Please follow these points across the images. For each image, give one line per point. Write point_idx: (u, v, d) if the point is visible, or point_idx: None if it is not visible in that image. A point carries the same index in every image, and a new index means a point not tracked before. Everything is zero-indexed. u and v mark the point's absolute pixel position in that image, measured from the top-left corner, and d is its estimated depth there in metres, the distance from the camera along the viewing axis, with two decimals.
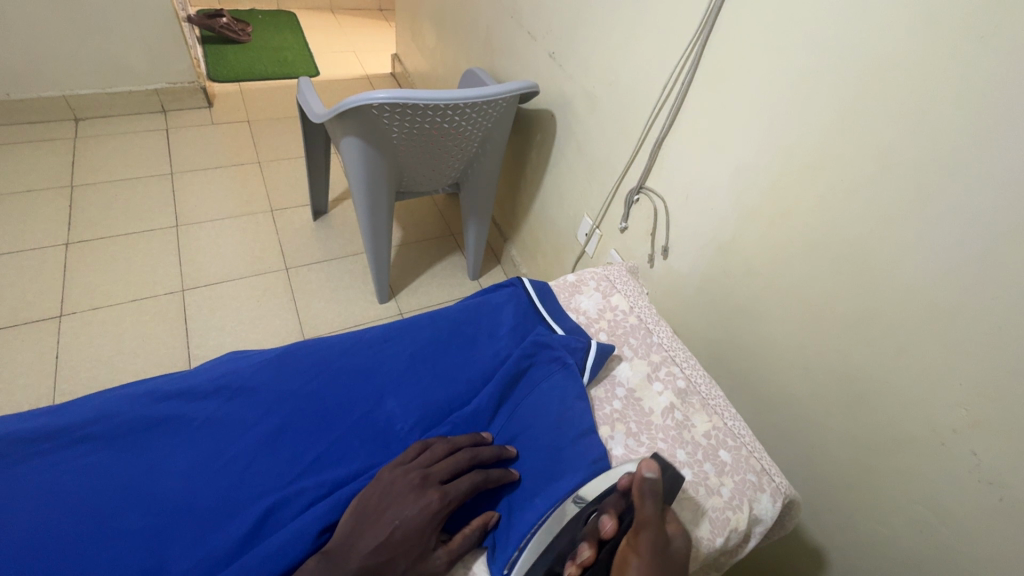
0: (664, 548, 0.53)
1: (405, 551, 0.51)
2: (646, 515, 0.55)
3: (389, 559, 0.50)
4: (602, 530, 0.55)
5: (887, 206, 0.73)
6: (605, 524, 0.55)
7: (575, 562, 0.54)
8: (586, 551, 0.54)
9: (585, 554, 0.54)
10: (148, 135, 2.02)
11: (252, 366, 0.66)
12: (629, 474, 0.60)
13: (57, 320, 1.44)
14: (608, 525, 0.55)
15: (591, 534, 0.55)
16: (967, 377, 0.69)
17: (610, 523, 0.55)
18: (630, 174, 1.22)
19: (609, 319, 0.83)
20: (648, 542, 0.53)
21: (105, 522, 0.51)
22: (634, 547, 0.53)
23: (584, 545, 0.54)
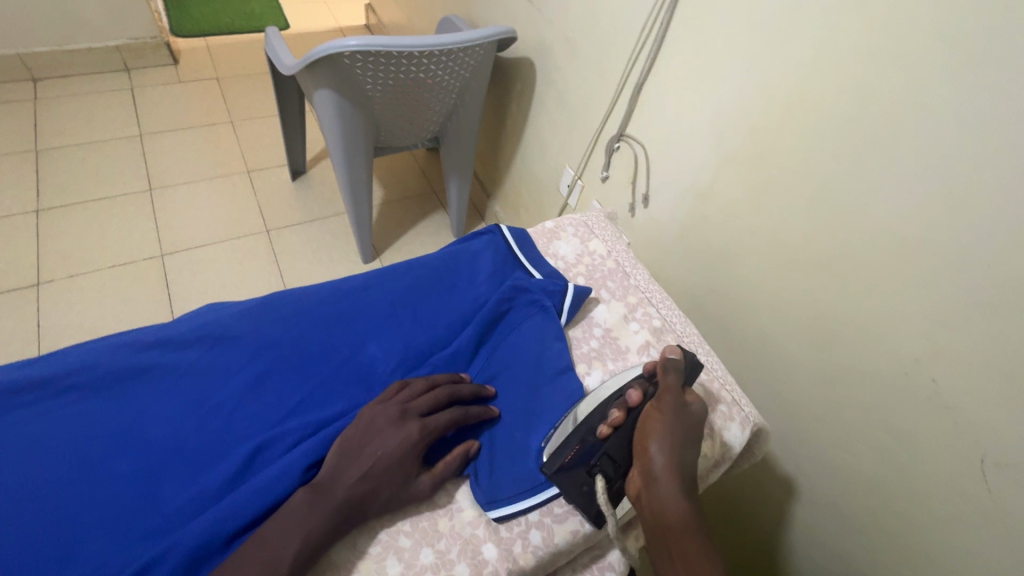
0: (683, 407, 0.60)
1: (388, 480, 0.54)
2: (670, 384, 0.62)
3: (372, 488, 0.53)
4: (630, 399, 0.60)
5: (862, 143, 0.74)
6: (632, 394, 0.61)
7: (606, 423, 0.59)
8: (617, 413, 0.59)
9: (614, 416, 0.59)
10: (113, 95, 1.93)
11: (230, 316, 0.66)
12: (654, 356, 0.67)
13: (35, 288, 1.42)
14: (635, 394, 0.60)
15: (621, 403, 0.61)
16: (931, 308, 0.71)
17: (637, 393, 0.61)
18: (611, 122, 1.20)
19: (587, 264, 0.84)
20: (672, 402, 0.60)
21: (95, 466, 0.52)
22: (659, 407, 0.60)
23: (615, 409, 0.60)
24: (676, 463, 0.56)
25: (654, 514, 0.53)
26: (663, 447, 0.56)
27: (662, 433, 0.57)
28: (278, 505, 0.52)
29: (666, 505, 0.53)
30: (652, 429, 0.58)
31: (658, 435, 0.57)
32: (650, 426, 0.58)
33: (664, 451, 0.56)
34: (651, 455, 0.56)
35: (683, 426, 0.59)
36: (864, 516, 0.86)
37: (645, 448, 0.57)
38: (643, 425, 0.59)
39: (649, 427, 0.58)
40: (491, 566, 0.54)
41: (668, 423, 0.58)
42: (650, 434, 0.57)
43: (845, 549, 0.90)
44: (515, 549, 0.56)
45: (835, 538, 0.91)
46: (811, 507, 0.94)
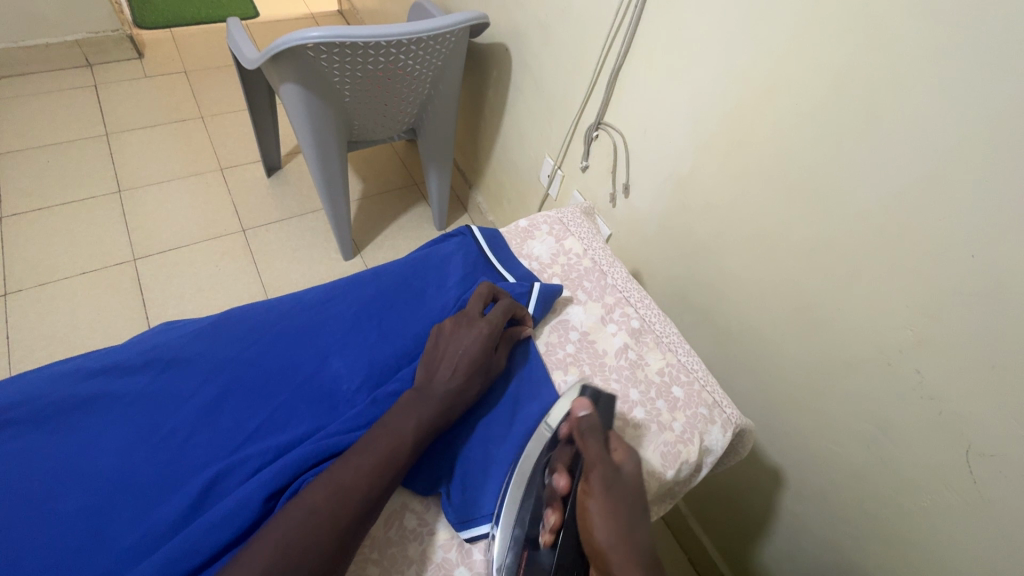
0: (613, 480, 0.55)
1: (475, 368, 0.62)
2: (592, 454, 0.57)
3: (466, 377, 0.61)
4: (558, 489, 0.56)
5: (841, 129, 0.71)
6: (558, 482, 0.56)
7: (545, 529, 0.54)
8: (551, 516, 0.54)
9: (552, 520, 0.54)
10: (75, 93, 1.85)
11: (186, 336, 0.64)
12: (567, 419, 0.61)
13: (2, 299, 1.37)
14: (561, 482, 0.56)
15: (552, 498, 0.56)
16: (914, 298, 0.69)
17: (563, 479, 0.56)
18: (589, 109, 1.16)
19: (563, 264, 0.82)
20: (600, 478, 0.55)
21: (36, 506, 0.49)
22: (590, 489, 0.54)
23: (548, 511, 0.54)
24: (628, 551, 0.50)
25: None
26: (610, 534, 0.51)
27: (604, 519, 0.52)
28: (236, 539, 0.49)
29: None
30: (593, 521, 0.52)
31: (600, 525, 0.52)
32: (590, 517, 0.52)
33: (611, 543, 0.50)
34: (602, 556, 0.50)
35: (620, 500, 0.54)
36: (852, 506, 0.85)
37: (595, 549, 0.51)
38: (583, 518, 0.53)
39: (588, 519, 0.53)
40: None
41: (605, 503, 0.53)
42: (593, 527, 0.52)
43: (834, 539, 0.90)
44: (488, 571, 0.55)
45: (823, 529, 0.91)
46: (799, 498, 0.93)
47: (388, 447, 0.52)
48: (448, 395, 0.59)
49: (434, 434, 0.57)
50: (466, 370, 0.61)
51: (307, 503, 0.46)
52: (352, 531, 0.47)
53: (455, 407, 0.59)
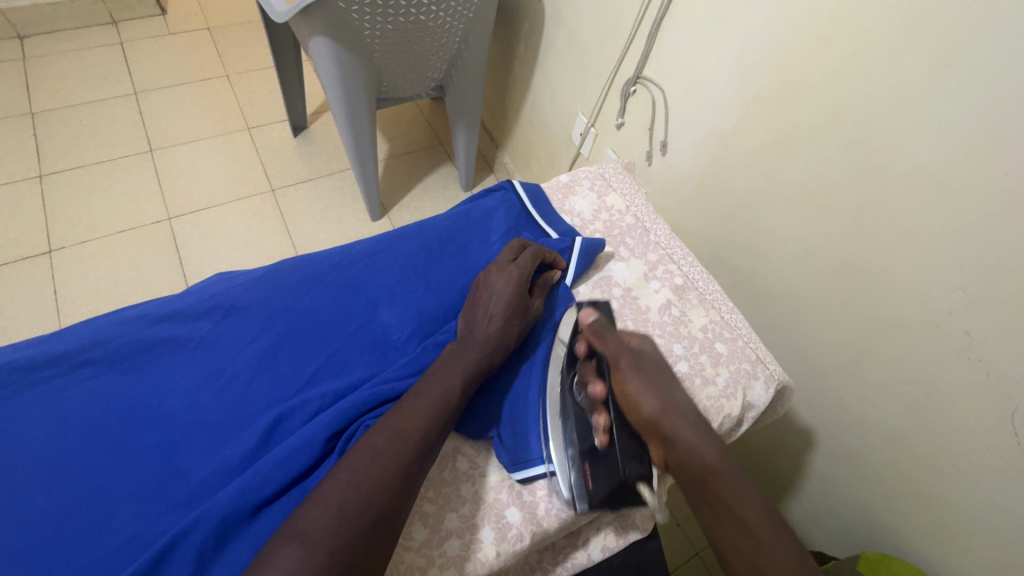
0: (639, 359, 0.62)
1: (513, 310, 0.62)
2: (613, 347, 0.62)
3: (504, 319, 0.61)
4: (596, 394, 0.60)
5: (905, 78, 0.68)
6: (596, 389, 0.60)
7: (599, 433, 0.58)
8: (602, 418, 0.59)
9: (602, 421, 0.59)
10: (102, 51, 1.85)
11: (241, 287, 0.67)
12: (577, 331, 0.66)
13: (48, 255, 1.41)
14: (598, 388, 0.60)
15: (593, 405, 0.60)
16: (970, 256, 0.67)
17: (599, 386, 0.60)
18: (627, 62, 1.12)
19: (605, 220, 0.81)
20: (629, 362, 0.61)
21: (118, 439, 0.54)
22: (623, 376, 0.60)
23: (598, 416, 0.59)
24: (672, 411, 0.58)
25: (687, 472, 0.56)
26: (656, 403, 0.58)
27: (648, 395, 0.59)
28: (301, 475, 0.52)
29: (693, 457, 0.56)
30: (636, 399, 0.59)
31: (643, 400, 0.58)
32: (634, 396, 0.59)
33: (659, 412, 0.58)
34: (656, 421, 0.58)
35: (652, 374, 0.61)
36: (884, 467, 0.85)
37: (649, 422, 0.58)
38: (627, 400, 0.59)
39: (632, 398, 0.59)
40: (515, 530, 0.55)
41: (646, 382, 0.59)
42: (638, 402, 0.59)
43: (863, 497, 0.91)
44: (538, 512, 0.57)
45: (853, 488, 0.92)
46: (830, 458, 0.94)
47: (439, 393, 0.54)
48: (490, 340, 0.60)
49: (482, 379, 0.58)
50: (507, 316, 0.62)
51: (369, 445, 0.49)
52: (416, 470, 0.49)
53: (499, 352, 0.60)
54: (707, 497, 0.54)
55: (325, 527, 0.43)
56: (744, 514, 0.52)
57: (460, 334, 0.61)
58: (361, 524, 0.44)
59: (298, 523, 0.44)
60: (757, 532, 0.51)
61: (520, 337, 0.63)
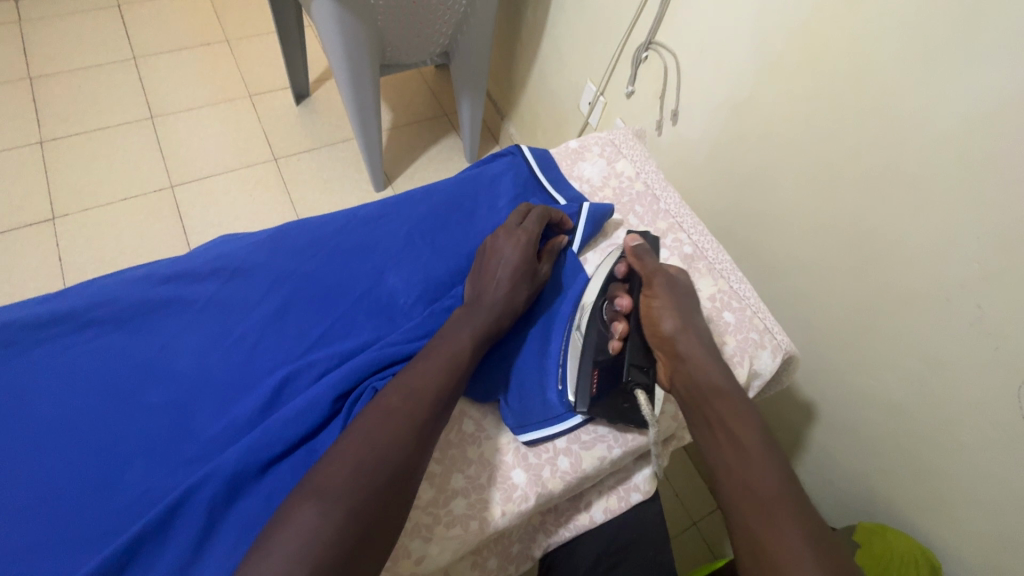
0: (673, 283, 0.64)
1: (521, 273, 0.62)
2: (650, 267, 0.65)
3: (512, 282, 0.61)
4: (620, 307, 0.63)
5: (932, 41, 0.65)
6: (621, 303, 0.63)
7: (615, 339, 0.61)
8: (621, 326, 0.61)
9: (620, 329, 0.61)
10: (100, 14, 1.80)
11: (246, 249, 0.66)
12: (618, 254, 0.68)
13: (51, 223, 1.41)
14: (625, 301, 0.63)
15: (615, 318, 0.63)
16: (988, 230, 0.66)
17: (626, 300, 0.63)
18: (639, 27, 1.09)
19: (614, 187, 0.80)
20: (663, 281, 0.64)
21: (127, 398, 0.54)
22: (652, 293, 0.63)
23: (617, 323, 0.62)
24: (690, 332, 0.60)
25: (692, 390, 0.58)
26: (675, 321, 0.61)
27: (669, 311, 0.61)
28: (309, 435, 0.53)
29: (699, 376, 0.58)
30: (658, 316, 0.61)
31: (664, 316, 0.61)
32: (658, 312, 0.61)
33: (677, 329, 0.60)
34: (670, 337, 0.60)
35: (679, 299, 0.63)
36: (886, 440, 0.86)
37: (663, 336, 0.60)
38: (648, 315, 0.62)
39: (654, 313, 0.62)
40: (520, 491, 0.56)
41: (671, 301, 0.62)
42: (659, 317, 0.61)
43: (862, 471, 0.91)
44: (543, 474, 0.57)
45: (853, 462, 0.92)
46: (832, 432, 0.94)
47: (448, 354, 0.54)
48: (497, 303, 0.59)
49: (490, 343, 0.58)
50: (515, 281, 0.61)
51: (382, 405, 0.49)
52: (428, 432, 0.49)
53: (507, 316, 0.59)
54: (707, 417, 0.56)
55: (344, 486, 0.44)
56: (739, 432, 0.53)
57: (468, 298, 0.61)
58: (376, 484, 0.45)
59: (312, 481, 0.44)
60: (748, 448, 0.52)
61: (528, 302, 0.63)
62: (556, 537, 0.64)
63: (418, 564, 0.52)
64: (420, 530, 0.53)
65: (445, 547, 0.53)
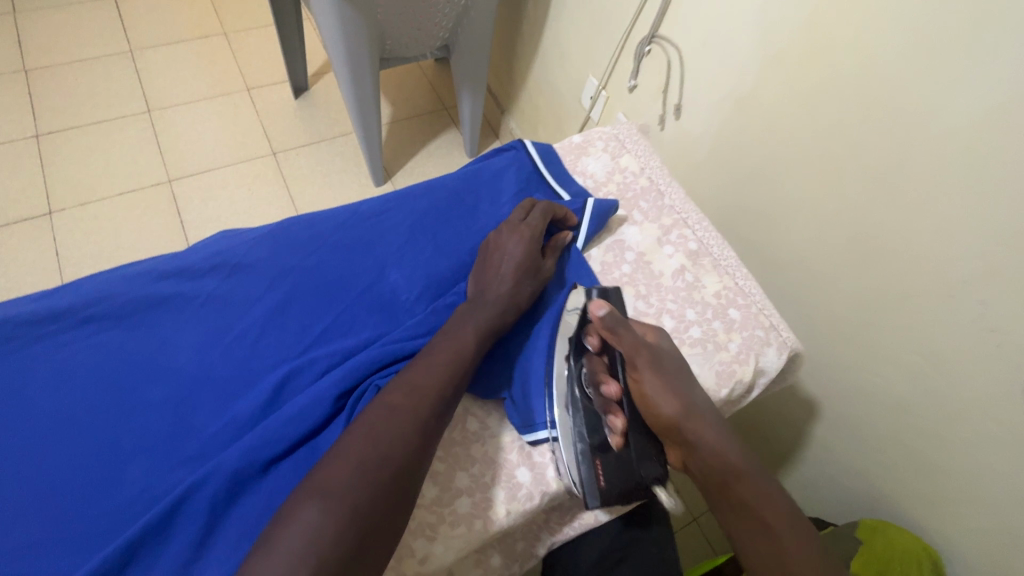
0: (658, 356, 0.57)
1: (525, 268, 0.61)
2: (629, 345, 0.57)
3: (517, 277, 0.60)
4: (609, 395, 0.58)
5: (938, 35, 0.65)
6: (609, 388, 0.58)
7: (614, 434, 0.56)
8: (618, 421, 0.57)
9: (618, 423, 0.57)
10: (95, 6, 1.78)
11: (247, 244, 0.65)
12: (586, 324, 0.61)
13: (48, 218, 1.39)
14: (613, 388, 0.58)
15: (608, 403, 0.58)
16: (992, 227, 0.66)
17: (614, 387, 0.58)
18: (642, 20, 1.07)
19: (619, 182, 0.79)
20: (647, 360, 0.57)
21: (127, 394, 0.53)
22: (640, 376, 0.56)
23: (614, 417, 0.57)
24: (693, 414, 0.55)
25: (708, 475, 0.54)
26: (673, 406, 0.55)
27: (664, 396, 0.55)
28: (311, 433, 0.52)
29: (714, 463, 0.53)
30: (656, 402, 0.55)
31: (661, 403, 0.55)
32: (653, 398, 0.55)
33: (679, 415, 0.55)
34: (676, 425, 0.55)
35: (670, 375, 0.57)
36: (888, 437, 0.85)
37: (668, 423, 0.55)
38: (644, 401, 0.56)
39: (651, 400, 0.56)
40: (526, 489, 0.56)
41: (665, 382, 0.56)
42: (656, 405, 0.55)
43: (864, 468, 0.91)
44: (548, 472, 0.57)
45: (855, 459, 0.92)
46: (834, 429, 0.94)
47: (451, 350, 0.53)
48: (501, 298, 0.59)
49: (494, 340, 0.57)
50: (519, 278, 0.61)
51: (385, 401, 0.48)
52: (432, 429, 0.49)
53: (511, 313, 0.59)
54: (728, 501, 0.52)
55: (349, 484, 0.43)
56: (765, 514, 0.51)
57: (471, 294, 0.60)
58: (380, 481, 0.44)
59: (317, 477, 0.44)
60: (774, 526, 0.50)
61: (532, 299, 0.62)
62: (561, 535, 0.64)
63: (423, 563, 0.51)
64: (425, 529, 0.52)
65: (450, 546, 0.52)
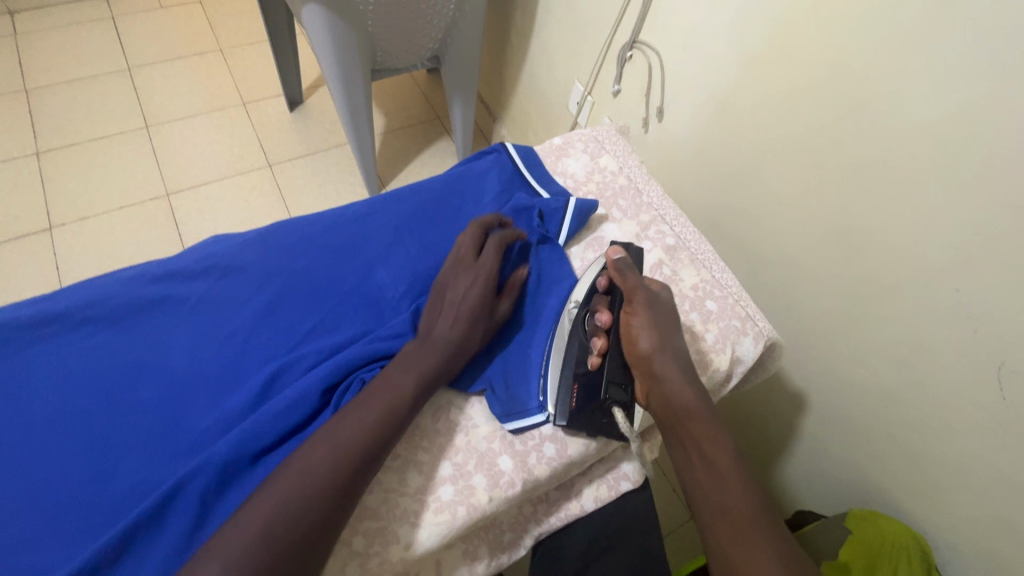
0: (654, 300, 0.63)
1: (476, 312, 0.60)
2: (630, 283, 0.63)
3: (467, 321, 0.59)
4: (600, 323, 0.63)
5: (902, 32, 0.67)
6: (602, 317, 0.63)
7: (593, 355, 0.62)
8: (600, 342, 0.62)
9: (600, 344, 0.62)
10: (93, 26, 1.82)
11: (236, 247, 0.68)
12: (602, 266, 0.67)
13: (49, 233, 1.42)
14: (604, 316, 0.63)
15: (596, 330, 0.63)
16: (964, 216, 0.68)
17: (605, 316, 0.63)
18: (623, 26, 1.11)
19: (598, 181, 0.81)
20: (644, 300, 0.62)
21: (119, 395, 0.55)
22: (631, 311, 0.62)
23: (596, 339, 0.62)
24: (669, 352, 0.60)
25: (666, 410, 0.58)
26: (650, 341, 0.60)
27: (647, 330, 0.61)
28: (299, 426, 0.54)
29: (673, 398, 0.58)
30: (636, 334, 0.61)
31: (641, 336, 0.61)
32: (636, 330, 0.61)
33: (654, 349, 0.60)
34: (648, 359, 0.60)
35: (660, 319, 0.62)
36: (875, 428, 0.87)
37: (641, 355, 0.60)
38: (627, 334, 0.62)
39: (633, 333, 0.61)
40: (507, 477, 0.57)
41: (653, 321, 0.61)
42: (636, 337, 0.61)
43: (852, 458, 0.92)
44: (529, 460, 0.59)
45: (843, 450, 0.93)
46: (822, 420, 0.95)
47: (391, 397, 0.53)
48: (450, 341, 0.58)
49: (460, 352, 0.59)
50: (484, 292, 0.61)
51: (325, 443, 0.49)
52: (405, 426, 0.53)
53: (459, 353, 0.58)
54: (680, 436, 0.57)
55: (322, 474, 0.47)
56: (709, 453, 0.55)
57: (420, 332, 0.59)
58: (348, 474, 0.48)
59: (249, 511, 0.45)
60: (718, 466, 0.54)
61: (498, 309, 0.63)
62: (545, 525, 0.65)
63: (407, 549, 0.53)
64: (409, 516, 0.54)
65: (432, 532, 0.54)
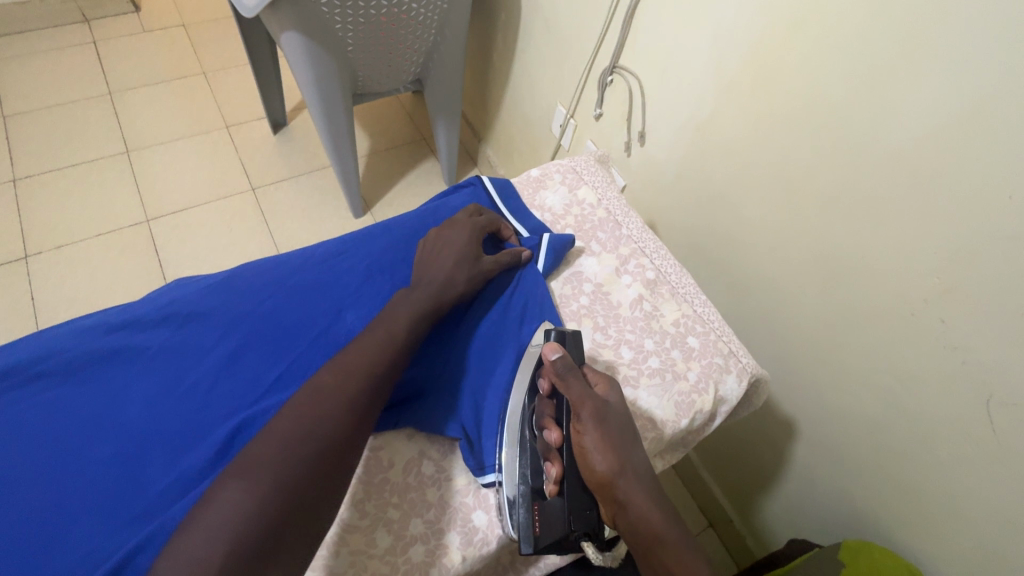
0: (604, 410, 0.56)
1: (461, 259, 0.65)
2: (576, 395, 0.57)
3: (453, 268, 0.64)
4: (550, 442, 0.57)
5: (877, 63, 0.67)
6: (551, 435, 0.57)
7: (549, 481, 0.55)
8: (553, 469, 0.55)
9: (555, 471, 0.55)
10: (74, 50, 1.81)
11: (201, 292, 0.66)
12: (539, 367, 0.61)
13: (24, 262, 1.38)
14: (554, 435, 0.56)
15: (548, 451, 0.57)
16: (947, 245, 0.67)
17: (555, 434, 0.57)
18: (604, 51, 1.10)
19: (577, 214, 0.80)
20: (593, 414, 0.56)
21: (71, 453, 0.52)
22: (582, 428, 0.55)
23: (550, 464, 0.55)
24: (629, 471, 0.54)
25: (635, 538, 0.53)
26: (607, 461, 0.54)
27: (602, 449, 0.54)
28: None
29: (641, 524, 0.52)
30: (591, 456, 0.54)
31: (596, 458, 0.54)
32: (590, 451, 0.54)
33: (614, 471, 0.53)
34: (609, 483, 0.53)
35: (614, 431, 0.55)
36: (865, 457, 0.85)
37: (601, 479, 0.54)
38: (581, 454, 0.55)
39: (587, 454, 0.55)
40: (481, 534, 0.55)
41: (607, 437, 0.55)
42: (591, 459, 0.54)
43: (844, 488, 0.90)
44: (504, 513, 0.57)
45: (835, 479, 0.91)
46: (812, 448, 0.93)
47: (385, 330, 0.57)
48: (438, 283, 0.62)
49: (430, 322, 0.61)
50: (457, 266, 0.64)
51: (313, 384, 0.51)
52: (347, 434, 0.49)
53: (448, 294, 0.62)
54: (652, 566, 0.52)
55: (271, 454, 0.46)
56: None
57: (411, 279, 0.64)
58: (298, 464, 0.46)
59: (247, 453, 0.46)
60: None
61: (470, 289, 0.66)
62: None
63: None
64: None
65: None
